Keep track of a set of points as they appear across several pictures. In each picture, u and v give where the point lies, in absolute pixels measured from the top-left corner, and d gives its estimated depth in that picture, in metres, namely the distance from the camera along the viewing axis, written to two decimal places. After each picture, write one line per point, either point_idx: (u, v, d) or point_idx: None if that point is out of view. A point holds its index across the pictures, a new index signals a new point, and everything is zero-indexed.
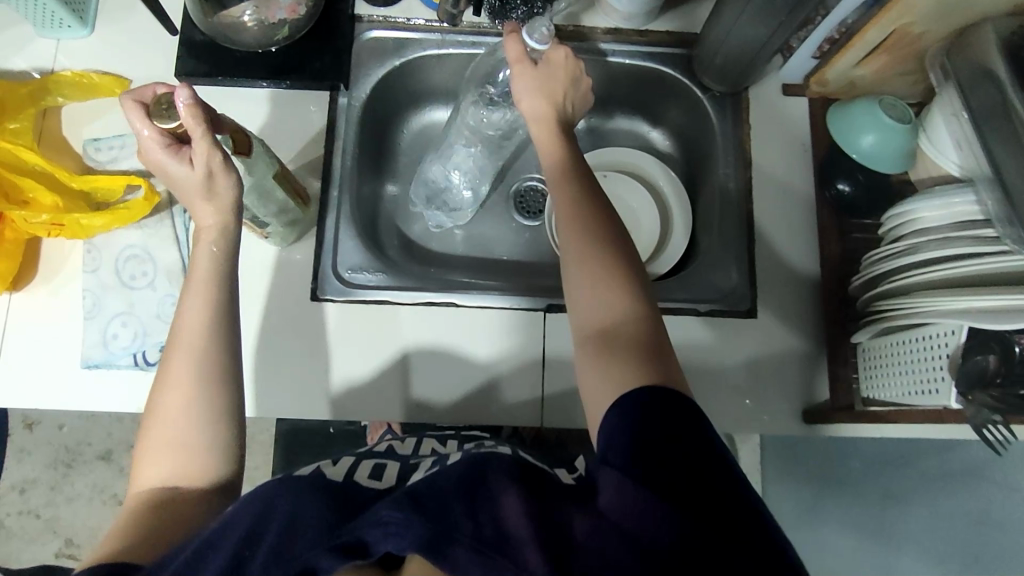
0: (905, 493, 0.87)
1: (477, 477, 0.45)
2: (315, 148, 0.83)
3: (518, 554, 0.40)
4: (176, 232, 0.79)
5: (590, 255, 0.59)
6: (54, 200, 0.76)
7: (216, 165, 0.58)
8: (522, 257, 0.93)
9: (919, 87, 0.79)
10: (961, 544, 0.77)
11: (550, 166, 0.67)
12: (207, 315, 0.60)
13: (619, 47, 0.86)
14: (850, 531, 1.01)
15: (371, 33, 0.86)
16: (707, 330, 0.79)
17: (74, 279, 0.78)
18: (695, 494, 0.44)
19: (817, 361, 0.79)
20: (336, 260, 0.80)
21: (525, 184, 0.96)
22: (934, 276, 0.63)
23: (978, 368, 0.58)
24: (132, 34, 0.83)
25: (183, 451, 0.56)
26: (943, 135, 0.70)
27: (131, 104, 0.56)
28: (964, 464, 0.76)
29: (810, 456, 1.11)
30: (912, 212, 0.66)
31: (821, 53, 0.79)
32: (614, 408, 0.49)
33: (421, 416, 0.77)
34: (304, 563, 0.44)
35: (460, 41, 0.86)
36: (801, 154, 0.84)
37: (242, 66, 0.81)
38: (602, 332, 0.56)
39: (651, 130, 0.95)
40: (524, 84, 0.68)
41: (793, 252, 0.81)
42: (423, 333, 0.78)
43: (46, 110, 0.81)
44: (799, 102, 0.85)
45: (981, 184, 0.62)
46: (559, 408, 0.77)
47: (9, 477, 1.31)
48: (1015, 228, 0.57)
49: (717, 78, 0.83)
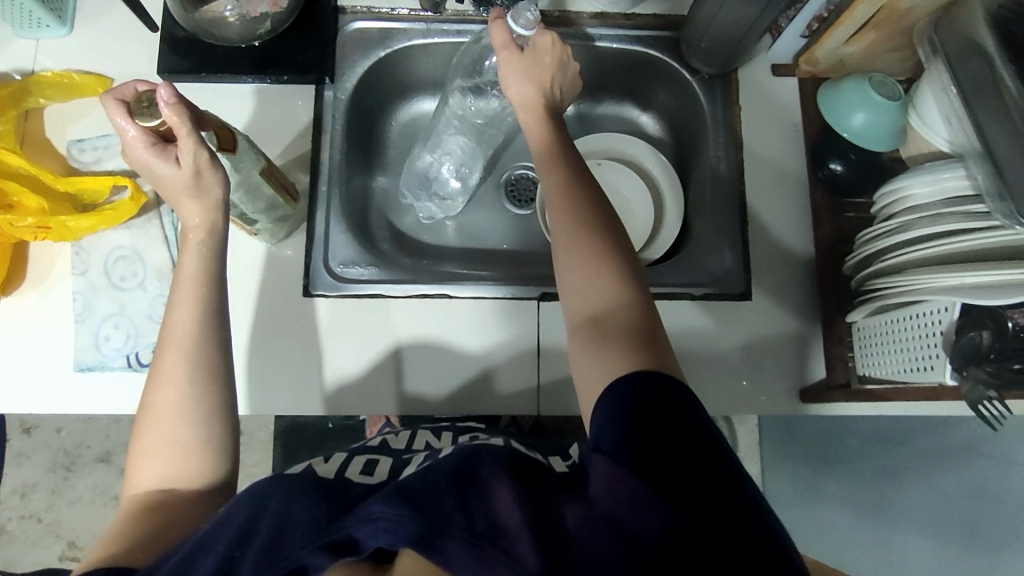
0: (903, 470, 0.87)
1: (470, 470, 0.45)
2: (302, 142, 0.82)
3: (511, 546, 0.40)
4: (165, 231, 0.79)
5: (580, 242, 0.58)
6: (40, 204, 0.75)
7: (203, 162, 0.57)
8: (514, 246, 0.92)
9: (908, 63, 0.79)
10: (960, 519, 0.78)
11: (538, 153, 0.66)
12: (194, 315, 0.60)
13: (605, 31, 0.85)
14: (849, 509, 1.01)
15: (355, 24, 0.85)
16: (702, 315, 0.79)
17: (64, 282, 0.77)
18: (687, 479, 0.44)
19: (812, 341, 0.79)
20: (326, 255, 0.80)
21: (516, 172, 0.95)
22: (925, 254, 0.63)
23: (972, 344, 0.57)
24: (113, 32, 0.82)
25: (176, 453, 0.56)
26: (933, 111, 0.69)
27: (112, 103, 0.55)
28: (961, 439, 0.77)
29: (808, 436, 1.11)
30: (903, 189, 0.65)
31: (809, 31, 0.78)
32: (607, 394, 0.49)
33: (418, 408, 0.77)
34: (296, 562, 0.44)
35: (445, 30, 0.85)
36: (791, 135, 0.84)
37: (226, 61, 0.80)
38: (595, 320, 0.55)
39: (641, 115, 0.95)
40: (511, 70, 0.67)
41: (786, 233, 0.81)
42: (416, 325, 0.78)
43: (28, 112, 0.80)
44: (789, 82, 0.85)
45: (970, 159, 0.62)
46: (555, 396, 0.77)
47: (9, 482, 1.31)
48: (1005, 202, 0.57)
49: (706, 60, 0.82)
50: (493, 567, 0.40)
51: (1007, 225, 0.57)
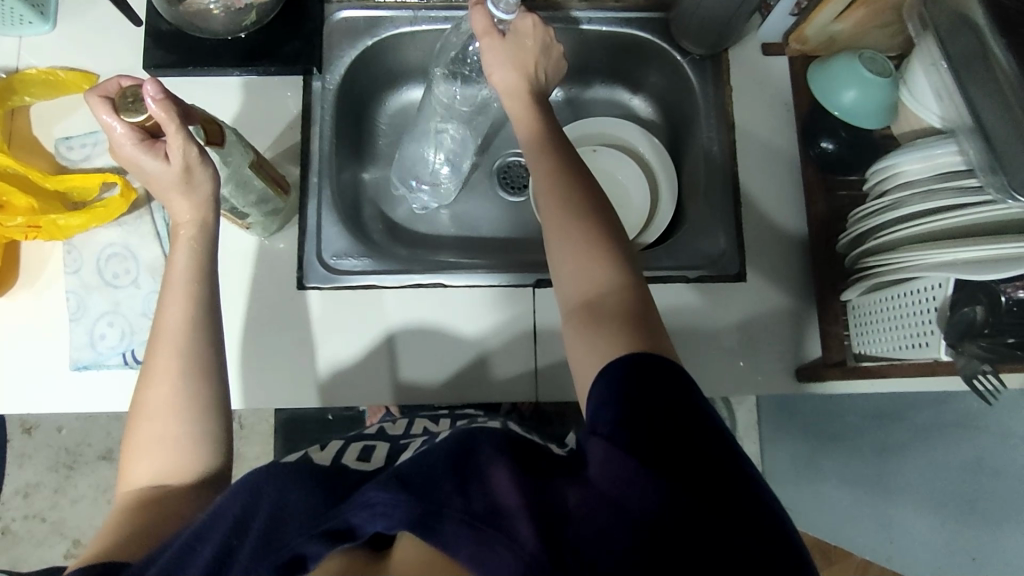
0: (900, 445, 0.87)
1: (466, 453, 0.45)
2: (291, 134, 0.81)
3: (510, 526, 0.40)
4: (156, 227, 0.78)
5: (572, 226, 0.58)
6: (29, 203, 0.75)
7: (192, 157, 0.57)
8: (509, 233, 0.92)
9: (898, 40, 0.78)
10: (958, 491, 0.78)
11: (527, 139, 0.66)
12: (186, 310, 0.60)
13: (594, 15, 0.84)
14: (848, 486, 1.02)
15: (341, 13, 0.84)
16: (697, 297, 0.79)
17: (57, 281, 0.77)
18: (683, 456, 0.44)
19: (808, 320, 0.79)
20: (319, 247, 0.79)
21: (508, 159, 0.95)
22: (919, 229, 0.63)
23: (966, 320, 0.59)
24: (97, 27, 0.82)
25: (169, 449, 0.56)
26: (924, 87, 0.68)
27: (96, 100, 0.55)
28: (957, 412, 0.77)
29: (806, 415, 1.11)
30: (896, 166, 0.65)
31: (799, 10, 0.78)
32: (601, 378, 0.49)
33: (416, 397, 0.77)
34: (292, 551, 0.43)
35: (433, 17, 0.84)
36: (783, 114, 0.83)
37: (212, 54, 0.80)
38: (588, 304, 0.55)
39: (632, 98, 0.94)
40: (494, 56, 0.66)
41: (779, 213, 0.81)
42: (411, 315, 0.78)
43: (14, 110, 0.79)
44: (780, 61, 0.84)
45: (962, 134, 0.61)
46: (552, 382, 0.77)
47: (12, 482, 1.32)
48: (997, 176, 0.56)
49: (696, 41, 0.81)
50: (491, 547, 0.40)
51: (998, 199, 0.56)
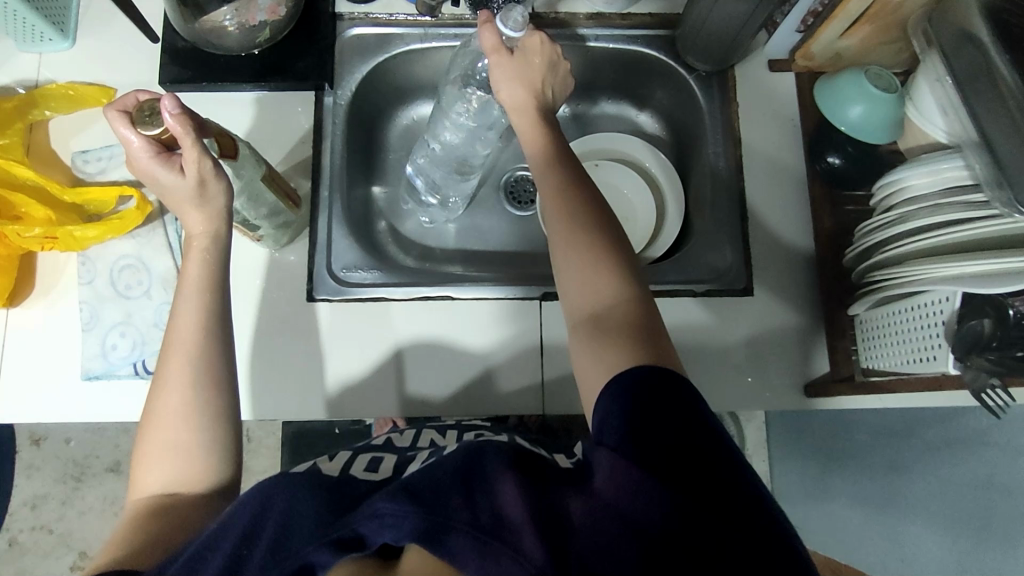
0: (910, 461, 0.87)
1: (474, 465, 0.45)
2: (303, 148, 0.83)
3: (516, 538, 0.40)
4: (169, 239, 0.79)
5: (579, 239, 0.59)
6: (47, 214, 0.76)
7: (207, 171, 0.58)
8: (517, 247, 0.93)
9: (902, 56, 0.79)
10: (968, 510, 0.77)
11: (534, 157, 0.67)
12: (198, 321, 0.60)
13: (602, 32, 0.86)
14: (857, 503, 1.02)
15: (353, 30, 0.86)
16: (704, 311, 0.79)
17: (72, 291, 0.78)
18: (686, 468, 0.44)
19: (814, 336, 0.79)
20: (330, 259, 0.81)
21: (516, 174, 0.96)
22: (926, 244, 0.63)
23: (973, 332, 0.57)
24: (115, 43, 0.83)
25: (178, 457, 0.57)
26: (931, 105, 0.69)
27: (114, 114, 0.56)
28: (968, 431, 0.76)
29: (816, 429, 1.12)
30: (901, 180, 0.66)
31: (804, 26, 0.79)
32: (608, 391, 0.49)
33: (421, 411, 0.77)
34: (303, 559, 0.44)
35: (443, 34, 0.86)
36: (790, 131, 0.84)
37: (227, 69, 0.81)
38: (594, 317, 0.56)
39: (639, 114, 0.95)
40: (501, 74, 0.66)
41: (786, 229, 0.81)
42: (417, 328, 0.78)
43: (32, 125, 0.81)
44: (786, 77, 0.85)
45: (967, 149, 0.62)
46: (559, 395, 0.78)
47: (20, 493, 1.32)
48: (1004, 191, 0.57)
49: (702, 58, 0.82)
50: (499, 559, 0.40)
51: (1006, 213, 0.57)
